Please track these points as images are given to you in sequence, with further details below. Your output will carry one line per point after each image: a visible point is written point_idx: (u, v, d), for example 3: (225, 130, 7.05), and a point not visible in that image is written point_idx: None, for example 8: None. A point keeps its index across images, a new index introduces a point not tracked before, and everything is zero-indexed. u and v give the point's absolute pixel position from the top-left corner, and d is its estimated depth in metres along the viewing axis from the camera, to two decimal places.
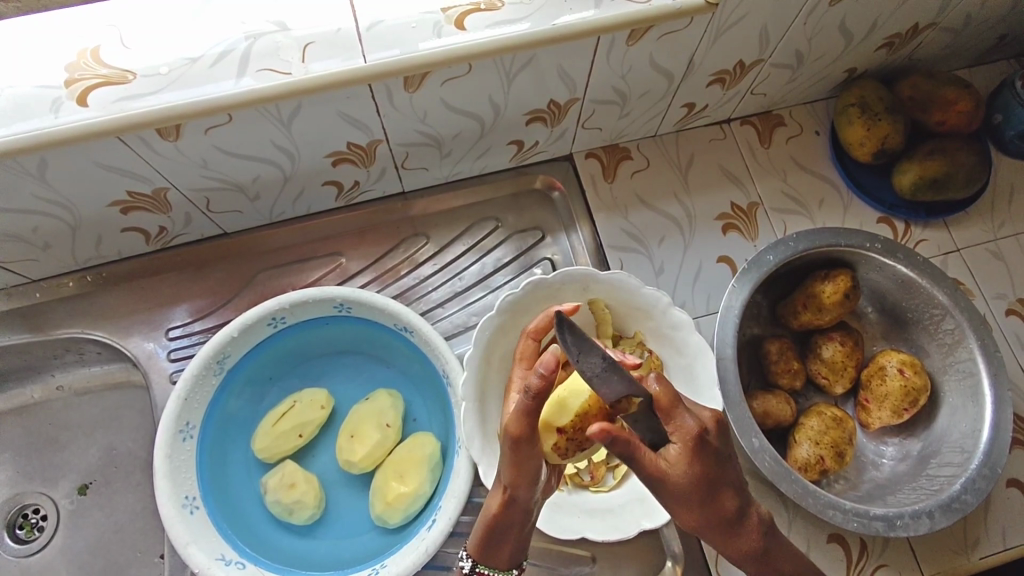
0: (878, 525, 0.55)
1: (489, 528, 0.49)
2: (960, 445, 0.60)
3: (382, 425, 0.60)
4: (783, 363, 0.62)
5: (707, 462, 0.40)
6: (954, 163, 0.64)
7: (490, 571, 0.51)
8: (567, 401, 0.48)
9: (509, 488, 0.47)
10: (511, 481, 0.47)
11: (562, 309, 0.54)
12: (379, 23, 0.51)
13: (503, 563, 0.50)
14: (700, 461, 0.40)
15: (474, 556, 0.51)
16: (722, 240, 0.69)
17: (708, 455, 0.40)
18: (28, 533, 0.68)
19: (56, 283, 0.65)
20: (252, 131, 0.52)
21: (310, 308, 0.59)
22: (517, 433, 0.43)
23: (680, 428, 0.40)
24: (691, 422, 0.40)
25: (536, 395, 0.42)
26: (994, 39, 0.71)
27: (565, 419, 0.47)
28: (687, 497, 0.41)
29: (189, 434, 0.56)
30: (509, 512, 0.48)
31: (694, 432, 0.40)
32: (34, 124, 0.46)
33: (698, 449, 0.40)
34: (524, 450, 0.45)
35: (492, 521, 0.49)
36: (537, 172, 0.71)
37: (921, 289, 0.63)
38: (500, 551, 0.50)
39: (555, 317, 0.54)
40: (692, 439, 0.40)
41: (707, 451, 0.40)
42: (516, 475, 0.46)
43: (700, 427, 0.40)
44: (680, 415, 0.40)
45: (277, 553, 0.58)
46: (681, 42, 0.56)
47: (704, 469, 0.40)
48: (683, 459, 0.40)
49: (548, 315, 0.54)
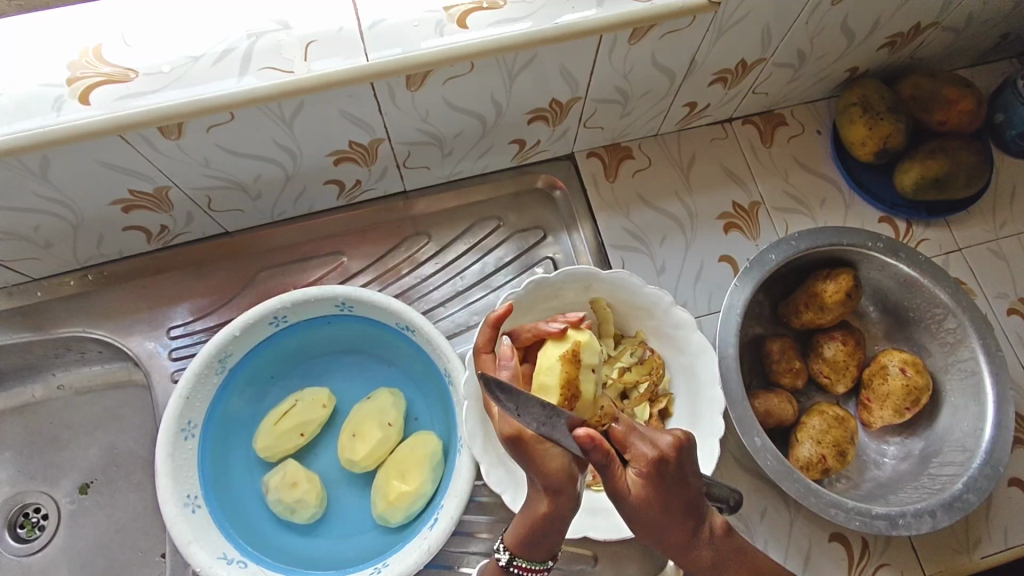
0: (881, 524, 0.55)
1: (529, 529, 0.47)
2: (962, 444, 0.60)
3: (383, 423, 0.60)
4: (785, 362, 0.62)
5: (665, 488, 0.41)
6: (956, 162, 0.64)
7: (526, 566, 0.48)
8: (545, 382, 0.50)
9: (546, 482, 0.45)
10: (548, 474, 0.45)
11: (500, 313, 0.53)
12: (380, 22, 0.51)
13: (540, 555, 0.48)
14: (657, 484, 0.41)
15: (510, 550, 0.48)
16: (724, 239, 0.69)
17: (666, 480, 0.41)
18: (29, 532, 0.68)
19: (57, 282, 0.65)
20: (252, 129, 0.52)
21: (311, 307, 0.59)
22: (515, 431, 0.45)
23: (636, 455, 0.41)
24: (646, 446, 0.41)
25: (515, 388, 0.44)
26: (996, 38, 0.71)
27: (554, 397, 0.49)
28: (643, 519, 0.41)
29: (191, 433, 0.56)
30: (558, 508, 0.45)
31: (650, 458, 0.41)
32: (35, 123, 0.46)
33: (654, 475, 0.41)
34: (533, 445, 0.45)
35: (538, 521, 0.46)
36: (537, 171, 0.71)
37: (923, 288, 0.63)
38: (542, 548, 0.47)
39: (495, 325, 0.53)
40: (649, 464, 0.41)
41: (666, 477, 0.41)
42: (550, 467, 0.45)
43: (658, 452, 0.41)
44: (635, 443, 0.41)
45: (278, 552, 0.58)
46: (684, 41, 0.56)
47: (663, 494, 0.41)
48: (641, 484, 0.41)
49: (490, 324, 0.53)
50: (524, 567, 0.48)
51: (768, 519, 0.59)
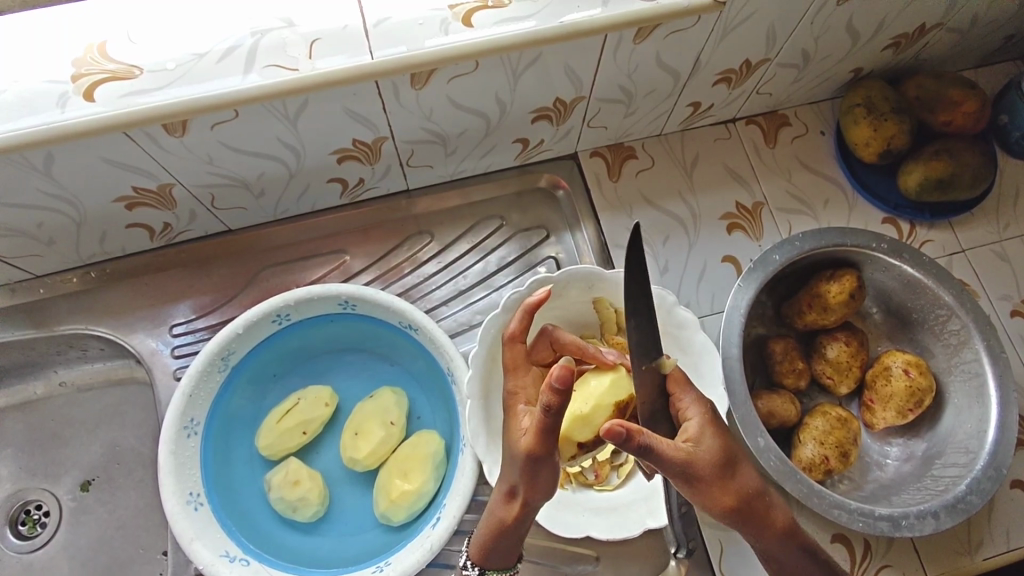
0: (884, 526, 0.55)
1: (500, 534, 0.48)
2: (965, 445, 0.60)
3: (386, 423, 0.60)
4: (788, 363, 0.61)
5: (725, 436, 0.44)
6: (959, 163, 0.64)
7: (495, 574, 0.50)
8: (592, 418, 0.51)
9: (523, 497, 0.46)
10: (528, 490, 0.46)
11: (539, 301, 0.52)
12: (386, 20, 0.50)
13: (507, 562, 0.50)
14: (720, 433, 0.44)
15: (479, 564, 0.50)
16: (727, 239, 0.68)
17: (721, 429, 0.44)
18: (30, 529, 0.68)
19: (60, 279, 0.65)
20: (257, 127, 0.52)
21: (314, 305, 0.59)
22: (540, 450, 0.43)
23: (688, 408, 0.45)
24: (697, 402, 0.45)
25: (556, 412, 0.41)
26: (1000, 40, 0.71)
27: (586, 433, 0.52)
28: (717, 476, 0.42)
29: (193, 431, 0.56)
30: (523, 519, 0.47)
31: (705, 407, 0.45)
32: (41, 120, 0.46)
33: (715, 422, 0.44)
34: (542, 464, 0.44)
35: (504, 530, 0.48)
36: (541, 170, 0.70)
37: (927, 290, 0.63)
38: (505, 554, 0.49)
39: (531, 312, 0.52)
40: (708, 414, 0.44)
41: (721, 426, 0.44)
42: (538, 485, 0.46)
43: (709, 402, 0.45)
44: (685, 399, 0.45)
45: (280, 550, 0.58)
46: (690, 40, 0.56)
47: (725, 443, 0.43)
48: (703, 434, 0.43)
49: (526, 310, 0.52)
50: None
51: None
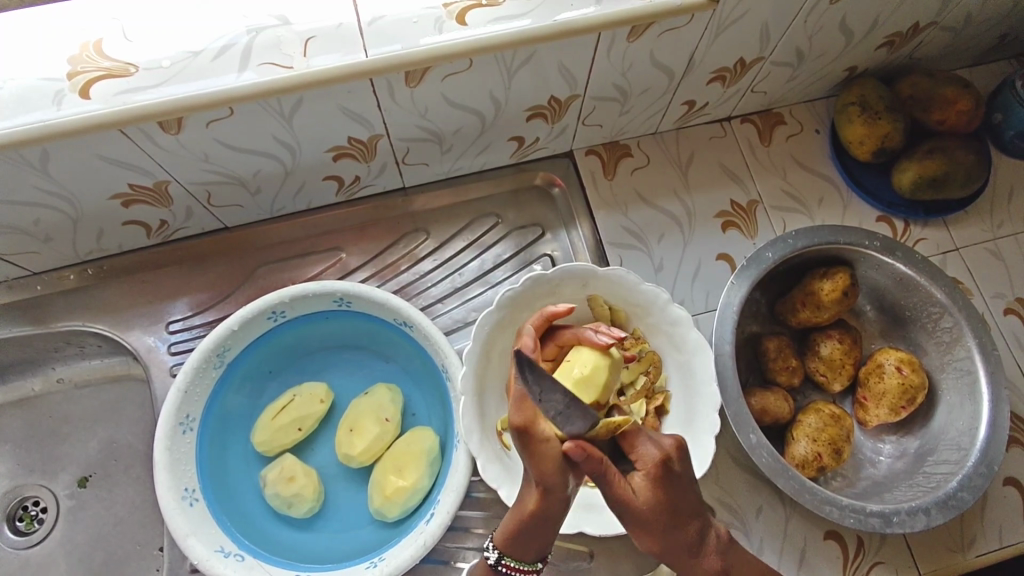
0: (875, 522, 0.55)
1: (517, 528, 0.47)
2: (957, 442, 0.60)
3: (380, 419, 0.60)
4: (781, 361, 0.62)
5: (670, 485, 0.43)
6: (952, 162, 0.64)
7: (514, 564, 0.49)
8: (594, 378, 0.50)
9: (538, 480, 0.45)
10: (540, 474, 0.44)
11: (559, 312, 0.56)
12: (380, 18, 0.51)
13: (528, 555, 0.48)
14: (664, 487, 0.43)
15: (499, 549, 0.49)
16: (722, 237, 0.69)
17: (671, 478, 0.43)
18: (28, 525, 0.69)
19: (57, 276, 0.65)
20: (254, 125, 0.52)
21: (310, 302, 0.60)
22: (523, 422, 0.44)
23: (642, 455, 0.44)
24: (652, 449, 0.44)
25: (525, 378, 0.43)
26: (994, 38, 0.71)
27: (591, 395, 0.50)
28: (649, 524, 0.43)
29: (189, 427, 0.57)
30: (547, 506, 0.45)
31: (657, 458, 0.43)
32: (36, 117, 0.46)
33: (661, 477, 0.43)
34: (536, 438, 0.44)
35: (525, 519, 0.46)
36: (537, 169, 0.71)
37: (920, 288, 0.63)
38: (530, 543, 0.47)
39: (550, 319, 0.56)
40: (659, 463, 0.43)
41: (671, 477, 0.44)
42: (543, 465, 0.44)
43: (663, 452, 0.44)
44: (642, 444, 0.44)
45: (275, 546, 0.58)
46: (683, 39, 0.56)
47: (669, 493, 0.43)
48: (648, 484, 0.43)
49: (542, 317, 0.56)
50: (512, 567, 0.49)
51: (764, 516, 0.59)
